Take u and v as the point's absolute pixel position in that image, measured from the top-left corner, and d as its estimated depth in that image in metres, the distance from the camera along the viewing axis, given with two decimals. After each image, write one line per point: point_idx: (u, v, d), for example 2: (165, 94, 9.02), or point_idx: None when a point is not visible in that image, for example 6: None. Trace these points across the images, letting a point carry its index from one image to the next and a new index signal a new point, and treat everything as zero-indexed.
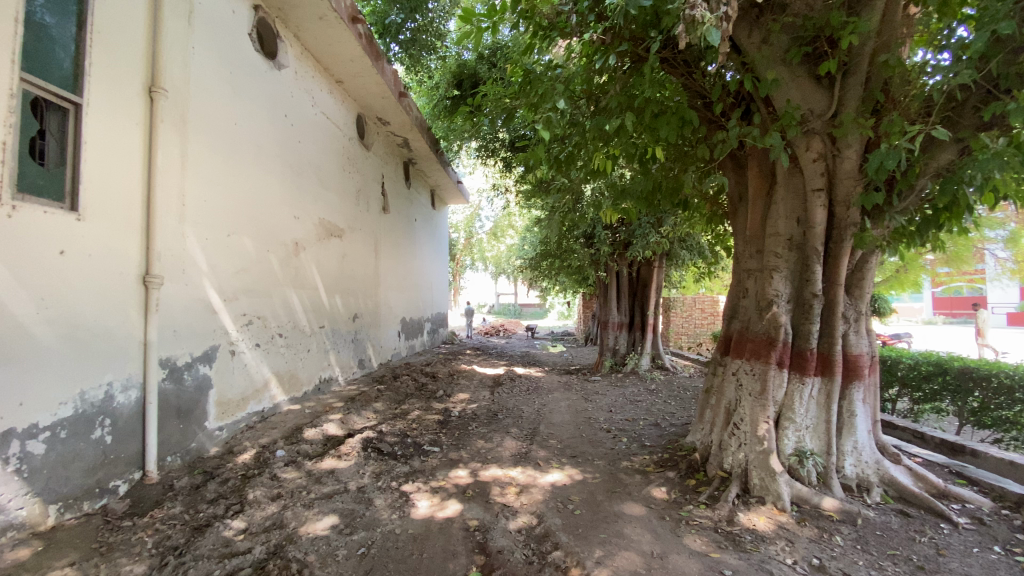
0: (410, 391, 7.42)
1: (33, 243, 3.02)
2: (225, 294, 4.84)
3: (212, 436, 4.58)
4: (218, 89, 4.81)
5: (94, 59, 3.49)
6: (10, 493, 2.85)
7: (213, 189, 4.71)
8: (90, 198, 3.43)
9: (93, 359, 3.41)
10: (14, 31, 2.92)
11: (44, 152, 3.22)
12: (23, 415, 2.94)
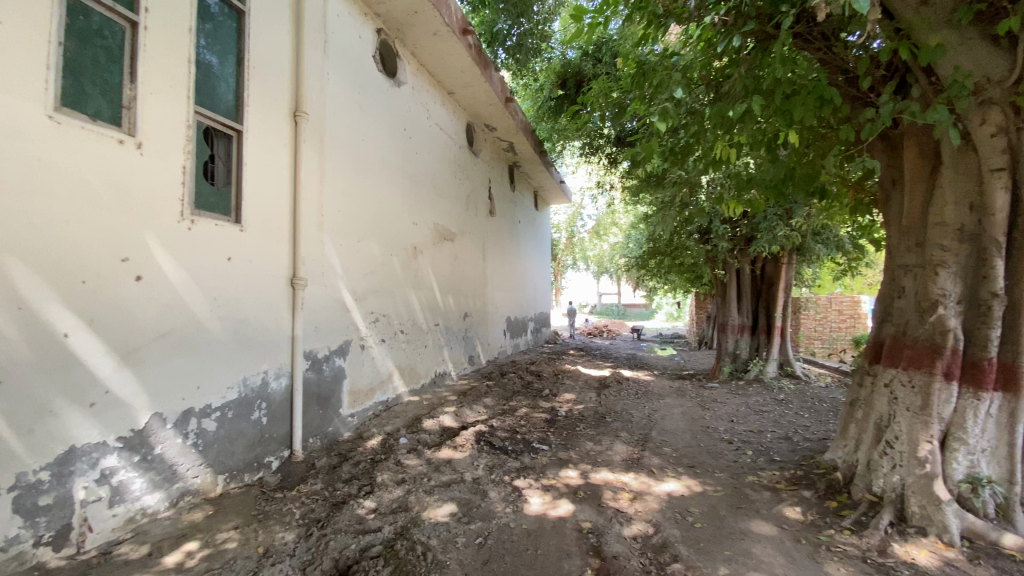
0: (518, 389, 7.57)
1: (208, 251, 3.57)
2: (355, 294, 5.33)
3: (345, 422, 5.08)
4: (349, 109, 5.31)
5: (251, 92, 4.04)
6: (189, 463, 3.39)
7: (345, 199, 5.21)
8: (250, 211, 3.98)
9: (252, 350, 3.95)
10: (188, 70, 3.46)
11: (214, 173, 3.79)
12: (200, 396, 3.49)
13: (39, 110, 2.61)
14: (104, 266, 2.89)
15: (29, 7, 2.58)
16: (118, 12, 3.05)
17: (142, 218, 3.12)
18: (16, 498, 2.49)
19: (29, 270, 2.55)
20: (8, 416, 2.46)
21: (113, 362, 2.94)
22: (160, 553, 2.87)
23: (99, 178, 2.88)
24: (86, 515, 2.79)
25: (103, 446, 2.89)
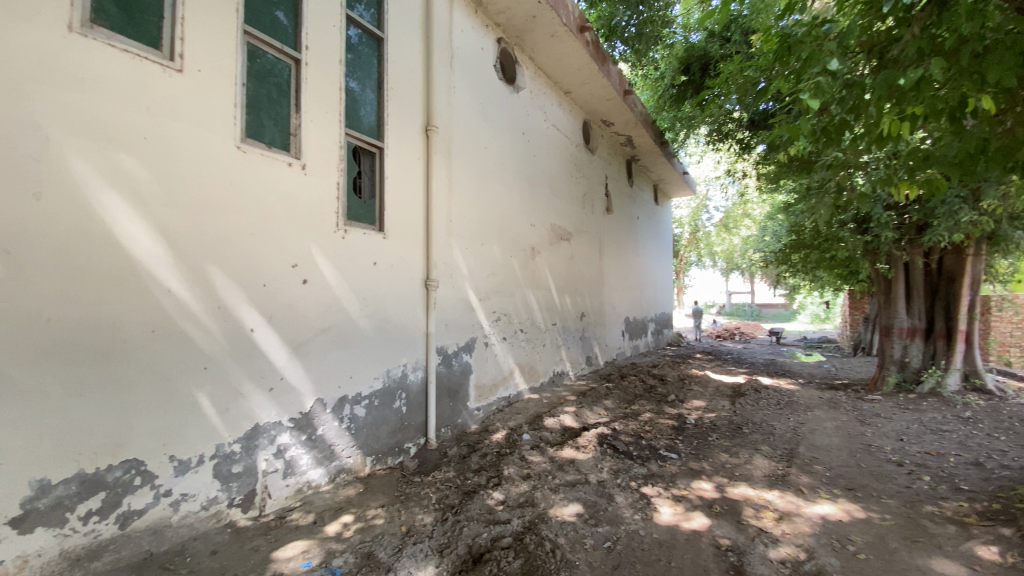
0: (640, 392, 7.34)
1: (357, 257, 4.00)
2: (480, 294, 5.58)
3: (472, 415, 5.35)
4: (473, 118, 5.58)
5: (389, 111, 4.43)
6: (343, 444, 3.83)
7: (471, 204, 5.49)
8: (391, 219, 4.37)
9: (394, 345, 4.35)
10: (339, 96, 3.90)
11: (361, 187, 4.23)
12: (352, 385, 3.93)
13: (230, 143, 3.12)
14: (278, 271, 3.39)
15: (219, 55, 3.07)
16: (286, 52, 3.54)
17: (306, 229, 3.59)
18: (217, 464, 3.02)
19: (226, 276, 3.08)
20: (212, 396, 2.99)
21: (286, 353, 3.43)
22: (322, 522, 3.27)
23: (273, 196, 3.37)
24: (266, 483, 3.29)
25: (278, 424, 3.38)
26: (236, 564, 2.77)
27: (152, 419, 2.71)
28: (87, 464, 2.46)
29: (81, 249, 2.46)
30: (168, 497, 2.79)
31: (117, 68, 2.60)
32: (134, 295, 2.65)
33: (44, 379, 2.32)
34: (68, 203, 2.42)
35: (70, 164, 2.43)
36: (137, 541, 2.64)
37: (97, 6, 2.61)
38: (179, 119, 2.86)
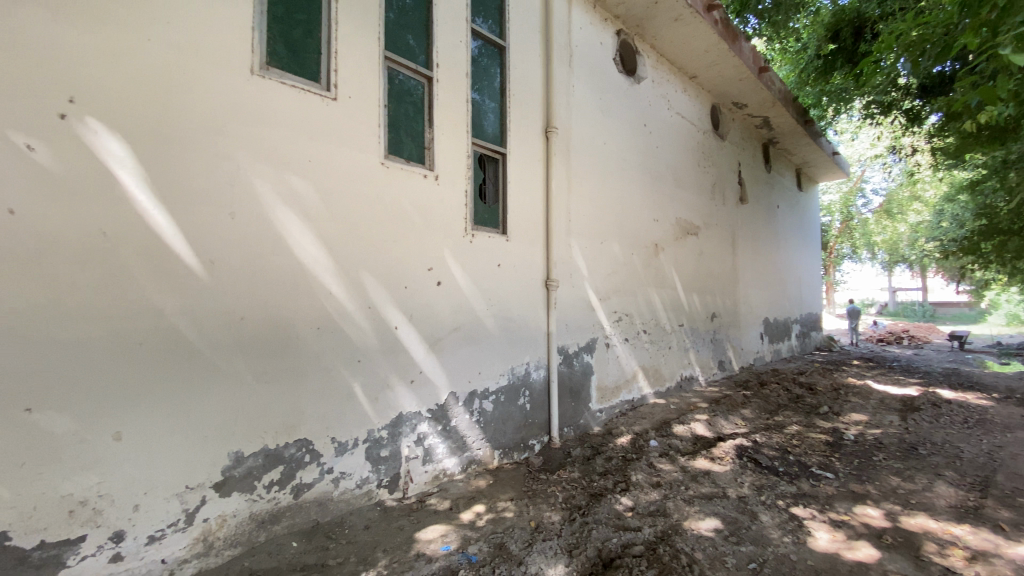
0: (783, 402, 6.63)
1: (485, 259, 4.19)
2: (602, 294, 5.50)
3: (595, 417, 5.29)
4: (593, 115, 5.52)
5: (512, 117, 4.57)
6: (474, 436, 4.04)
7: (591, 203, 5.43)
8: (514, 222, 4.51)
9: (519, 344, 4.47)
10: (466, 107, 4.12)
11: (486, 193, 4.41)
12: (481, 381, 4.12)
13: (375, 159, 3.46)
14: (416, 274, 3.67)
15: (365, 81, 3.42)
16: (419, 71, 3.83)
17: (439, 234, 3.85)
18: (368, 447, 3.37)
19: (373, 279, 3.41)
20: (364, 386, 3.34)
21: (424, 349, 3.71)
22: (457, 509, 3.48)
23: (411, 206, 3.67)
24: (408, 468, 3.59)
25: (418, 415, 3.67)
26: (385, 539, 3.06)
27: (317, 404, 3.11)
28: (270, 440, 2.90)
29: (264, 258, 2.90)
30: (330, 474, 3.17)
31: (287, 103, 3.02)
32: (303, 296, 3.06)
33: (238, 367, 2.79)
34: (253, 219, 2.87)
35: (254, 186, 2.88)
36: (306, 510, 3.05)
37: (272, 50, 3.05)
38: (335, 141, 3.24)
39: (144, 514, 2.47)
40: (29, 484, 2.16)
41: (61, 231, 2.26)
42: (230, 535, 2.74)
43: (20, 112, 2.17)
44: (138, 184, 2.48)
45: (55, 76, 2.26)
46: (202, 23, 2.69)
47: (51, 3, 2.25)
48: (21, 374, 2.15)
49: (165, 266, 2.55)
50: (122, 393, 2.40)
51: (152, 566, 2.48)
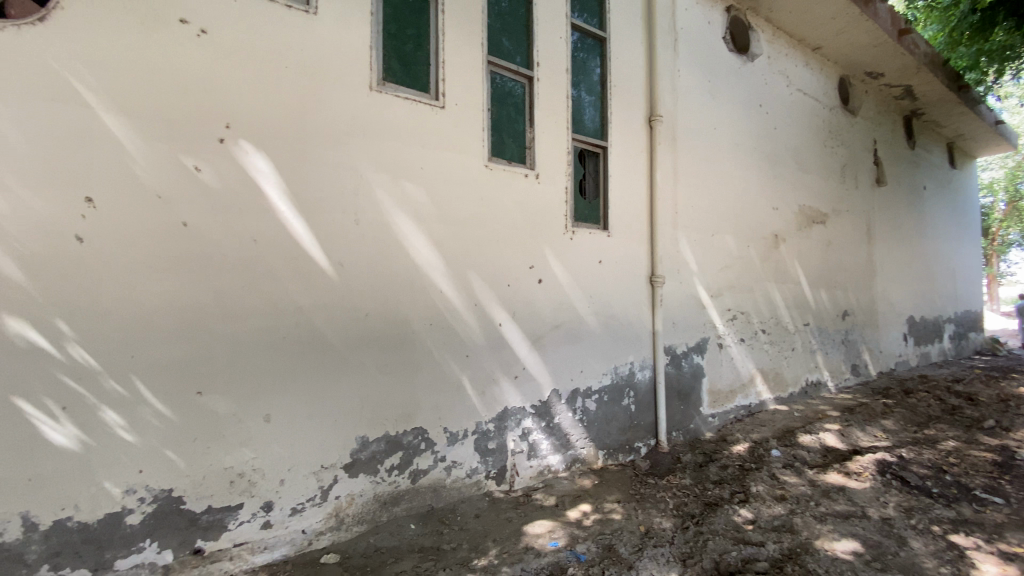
0: (935, 414, 5.76)
1: (587, 256, 4.15)
2: (713, 291, 5.18)
3: (707, 422, 5.01)
4: (700, 100, 5.20)
5: (613, 110, 4.46)
6: (577, 434, 4.02)
7: (699, 194, 5.13)
8: (617, 217, 4.40)
9: (623, 342, 4.37)
10: (567, 103, 4.10)
11: (587, 189, 4.36)
12: (585, 379, 4.09)
13: (480, 162, 3.57)
14: (520, 272, 3.74)
15: (470, 87, 3.54)
16: (521, 72, 3.88)
17: (540, 231, 3.88)
18: (477, 439, 3.50)
19: (480, 277, 3.53)
20: (472, 380, 3.48)
21: (527, 346, 3.77)
22: (564, 506, 3.49)
23: (514, 206, 3.74)
24: (514, 462, 3.67)
25: (523, 410, 3.73)
26: (494, 530, 3.16)
27: (430, 396, 3.29)
28: (390, 427, 3.13)
29: (382, 259, 3.13)
30: (443, 462, 3.34)
31: (401, 113, 3.23)
32: (416, 294, 3.25)
33: (362, 360, 3.03)
34: (372, 224, 3.10)
35: (373, 192, 3.11)
36: (422, 495, 3.24)
37: (388, 66, 3.27)
38: (443, 146, 3.40)
39: (288, 487, 2.79)
40: (201, 456, 2.55)
41: (222, 240, 2.62)
42: (357, 512, 3.00)
43: (191, 140, 2.56)
44: (279, 195, 2.80)
45: (215, 106, 2.62)
46: (327, 48, 2.96)
47: (211, 44, 2.62)
48: (195, 362, 2.53)
49: (301, 269, 2.85)
50: (269, 380, 2.73)
51: (295, 534, 2.80)
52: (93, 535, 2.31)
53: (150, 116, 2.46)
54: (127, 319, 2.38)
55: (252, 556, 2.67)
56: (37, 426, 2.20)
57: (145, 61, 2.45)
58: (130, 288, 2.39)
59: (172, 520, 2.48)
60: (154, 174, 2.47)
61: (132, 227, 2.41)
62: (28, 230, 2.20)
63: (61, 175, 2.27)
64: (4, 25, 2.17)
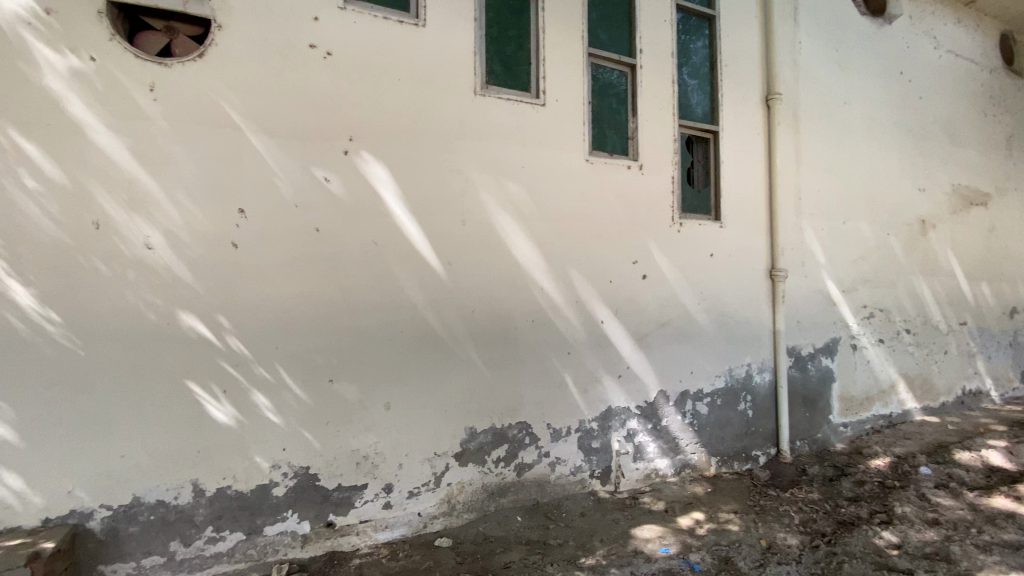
0: None
1: (696, 250, 3.93)
2: (844, 286, 4.63)
3: (837, 432, 4.52)
4: (826, 73, 4.67)
5: (723, 92, 4.16)
6: (687, 439, 3.83)
7: (825, 179, 4.62)
8: (728, 208, 4.11)
9: (737, 342, 4.08)
10: (672, 90, 3.90)
11: (695, 178, 4.13)
12: (694, 380, 3.88)
13: (581, 157, 3.53)
14: (623, 268, 3.64)
15: (570, 82, 3.51)
16: (622, 62, 3.77)
17: (645, 226, 3.74)
18: (581, 437, 3.48)
19: (582, 274, 3.50)
20: (575, 378, 3.46)
21: (633, 344, 3.66)
22: (674, 513, 3.35)
23: (617, 200, 3.64)
24: (619, 462, 3.59)
25: (628, 410, 3.64)
26: (601, 530, 3.12)
27: (535, 392, 3.33)
28: (496, 420, 3.22)
29: (487, 257, 3.22)
30: (547, 458, 3.37)
31: (505, 114, 3.29)
32: (520, 292, 3.31)
33: (470, 355, 3.15)
34: (478, 224, 3.20)
35: (478, 193, 3.21)
36: (528, 489, 3.29)
37: (491, 69, 3.35)
38: (544, 144, 3.41)
39: (405, 472, 2.98)
40: (332, 438, 2.81)
41: (346, 243, 2.87)
42: (467, 500, 3.13)
43: (321, 153, 2.83)
44: (394, 199, 2.99)
45: (339, 121, 2.87)
46: (435, 57, 3.11)
47: (335, 65, 2.87)
48: (325, 354, 2.80)
49: (414, 268, 3.02)
50: (388, 372, 2.94)
51: (412, 516, 2.99)
52: (247, 503, 2.64)
53: (286, 133, 2.76)
54: (271, 314, 2.70)
55: (375, 533, 2.90)
56: (204, 406, 2.57)
57: (282, 85, 2.75)
58: (273, 288, 2.71)
59: (309, 495, 2.77)
60: (290, 185, 2.76)
61: (274, 234, 2.72)
62: (196, 238, 2.58)
63: (219, 190, 2.62)
64: (173, 64, 2.55)
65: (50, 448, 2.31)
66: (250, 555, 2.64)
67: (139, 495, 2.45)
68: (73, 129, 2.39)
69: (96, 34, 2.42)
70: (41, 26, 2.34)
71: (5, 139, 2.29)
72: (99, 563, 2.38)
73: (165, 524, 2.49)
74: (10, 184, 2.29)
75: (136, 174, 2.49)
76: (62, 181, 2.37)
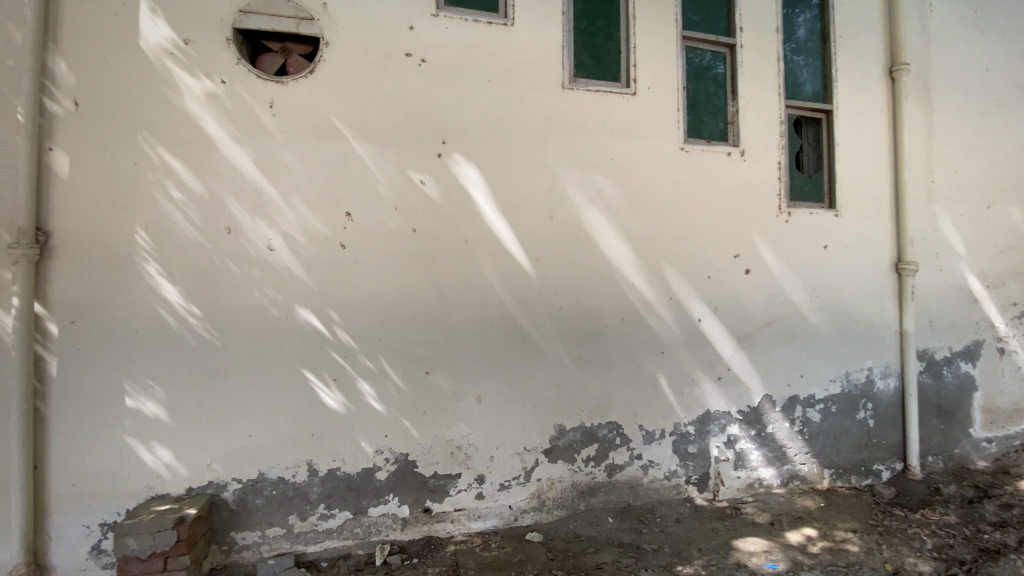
0: None
1: (806, 242, 3.59)
2: (991, 280, 3.99)
3: (980, 448, 3.92)
4: (968, 34, 4.04)
5: (838, 65, 3.75)
6: (796, 448, 3.52)
7: (967, 157, 4.01)
8: (845, 193, 3.70)
9: (855, 343, 3.68)
10: (778, 68, 3.59)
11: (804, 162, 3.76)
12: (804, 385, 3.56)
13: (676, 145, 3.36)
14: (723, 262, 3.42)
15: (664, 67, 3.35)
16: (720, 42, 3.54)
17: (747, 216, 3.48)
18: (676, 441, 3.32)
19: (677, 269, 3.34)
20: (670, 378, 3.31)
21: (733, 344, 3.43)
22: (781, 527, 3.10)
23: (715, 190, 3.43)
24: (719, 469, 3.39)
25: (729, 414, 3.42)
26: (699, 538, 2.97)
27: (627, 391, 3.24)
28: (587, 418, 3.18)
29: (577, 253, 3.18)
30: (640, 460, 3.26)
31: (594, 107, 3.23)
32: (611, 288, 3.23)
33: (560, 352, 3.14)
34: (567, 219, 3.17)
35: (567, 188, 3.18)
36: (619, 490, 3.22)
37: (579, 62, 3.30)
38: (636, 134, 3.29)
39: (497, 465, 3.04)
40: (428, 427, 2.94)
41: (441, 241, 2.98)
42: (558, 497, 3.12)
43: (417, 156, 2.96)
44: (485, 198, 3.05)
45: (433, 125, 2.99)
46: (523, 54, 3.12)
47: (429, 70, 2.98)
48: (422, 348, 2.93)
49: (505, 265, 3.06)
50: (480, 367, 3.02)
51: (503, 509, 3.04)
52: (354, 485, 2.84)
53: (385, 139, 2.92)
54: (373, 309, 2.88)
55: (468, 521, 2.99)
56: (317, 392, 2.80)
57: (381, 94, 2.92)
58: (375, 285, 2.88)
59: (407, 481, 2.91)
60: (389, 188, 2.92)
61: (375, 234, 2.89)
62: (309, 240, 2.81)
63: (328, 195, 2.84)
64: (288, 82, 2.80)
65: (194, 425, 2.65)
66: (356, 533, 2.83)
67: (264, 470, 2.72)
68: (209, 145, 2.71)
69: (226, 60, 2.73)
70: (184, 57, 2.68)
71: (157, 158, 2.65)
72: (232, 530, 2.68)
73: (285, 498, 2.75)
74: (161, 196, 2.65)
75: (259, 183, 2.76)
76: (201, 192, 2.70)
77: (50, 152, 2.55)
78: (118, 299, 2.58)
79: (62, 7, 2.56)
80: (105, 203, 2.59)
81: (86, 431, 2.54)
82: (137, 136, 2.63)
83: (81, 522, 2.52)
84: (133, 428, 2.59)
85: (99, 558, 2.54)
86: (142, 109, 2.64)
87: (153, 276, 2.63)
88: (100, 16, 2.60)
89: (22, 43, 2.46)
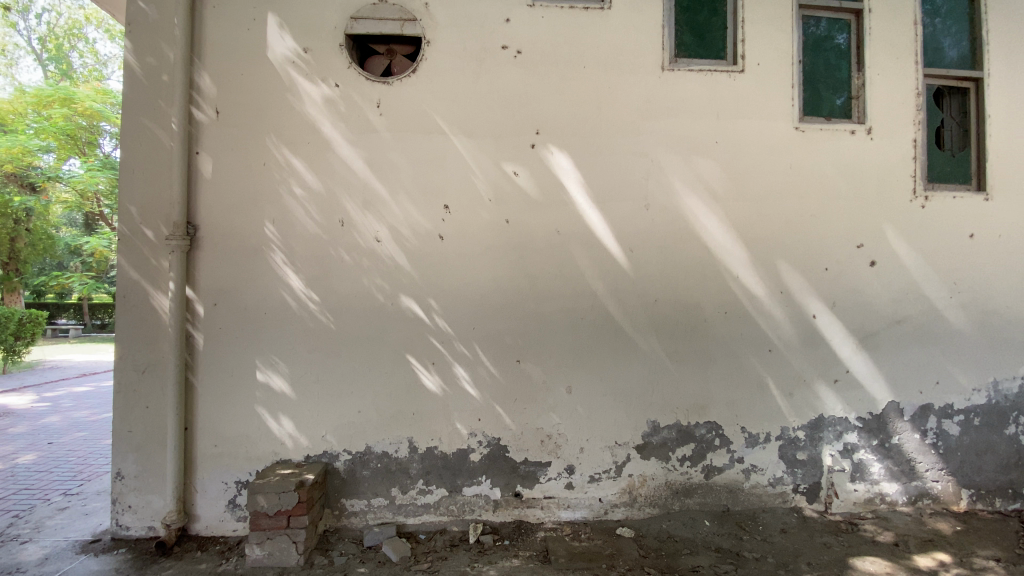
0: None
1: (947, 231, 3.15)
2: None
3: None
4: None
5: (994, 25, 3.23)
6: (928, 463, 3.13)
7: None
8: (999, 174, 3.19)
9: (1006, 348, 3.19)
10: (915, 33, 3.16)
11: (946, 139, 3.28)
12: (939, 394, 3.15)
13: (790, 125, 3.09)
14: (843, 253, 3.10)
15: (776, 41, 3.09)
16: (844, 8, 3.19)
17: (872, 201, 3.12)
18: (783, 446, 3.09)
19: (789, 260, 3.08)
20: (777, 379, 3.09)
21: (853, 344, 3.12)
22: (907, 549, 2.77)
23: (834, 173, 3.11)
24: (832, 480, 3.10)
25: (845, 421, 3.12)
26: (808, 552, 2.75)
27: (726, 390, 3.07)
28: (682, 417, 3.05)
29: (676, 243, 3.05)
30: (740, 464, 3.08)
31: (696, 88, 3.06)
32: (712, 280, 3.06)
33: (655, 346, 3.04)
34: (665, 208, 3.05)
35: (665, 175, 3.05)
36: (717, 493, 3.06)
37: (681, 41, 3.14)
38: (742, 115, 3.08)
39: (588, 457, 3.02)
40: (521, 415, 3.00)
41: (534, 232, 3.00)
42: (650, 495, 3.04)
43: (512, 148, 3.00)
44: (579, 187, 3.02)
45: (528, 116, 3.01)
46: (620, 38, 3.03)
47: (524, 61, 3.00)
48: (515, 337, 2.99)
49: (599, 256, 3.02)
50: (572, 358, 3.01)
51: (593, 501, 3.02)
52: (449, 464, 2.97)
53: (481, 132, 2.99)
54: (469, 298, 2.98)
55: (559, 510, 3.01)
56: (418, 374, 2.96)
57: (479, 87, 2.99)
58: (471, 275, 2.98)
59: (500, 464, 2.99)
60: (485, 180, 2.99)
61: (472, 226, 2.98)
62: (411, 232, 2.97)
63: (428, 188, 2.97)
64: (393, 82, 2.96)
65: (311, 400, 2.92)
66: (451, 510, 2.97)
67: (370, 445, 2.94)
68: (324, 145, 2.95)
69: (340, 64, 2.94)
70: (304, 64, 2.93)
71: (282, 158, 2.93)
72: (342, 496, 2.93)
73: (388, 471, 2.95)
74: (285, 192, 2.93)
75: (367, 178, 2.96)
76: (318, 188, 2.94)
77: (197, 156, 2.91)
78: (251, 285, 2.90)
79: (206, 27, 2.91)
80: (241, 200, 2.92)
81: (226, 399, 2.90)
82: (266, 139, 2.93)
83: (220, 478, 2.88)
84: (263, 400, 2.91)
85: (234, 511, 2.89)
86: (270, 113, 2.92)
87: (279, 265, 2.92)
88: (236, 32, 2.91)
89: (176, 60, 2.83)
